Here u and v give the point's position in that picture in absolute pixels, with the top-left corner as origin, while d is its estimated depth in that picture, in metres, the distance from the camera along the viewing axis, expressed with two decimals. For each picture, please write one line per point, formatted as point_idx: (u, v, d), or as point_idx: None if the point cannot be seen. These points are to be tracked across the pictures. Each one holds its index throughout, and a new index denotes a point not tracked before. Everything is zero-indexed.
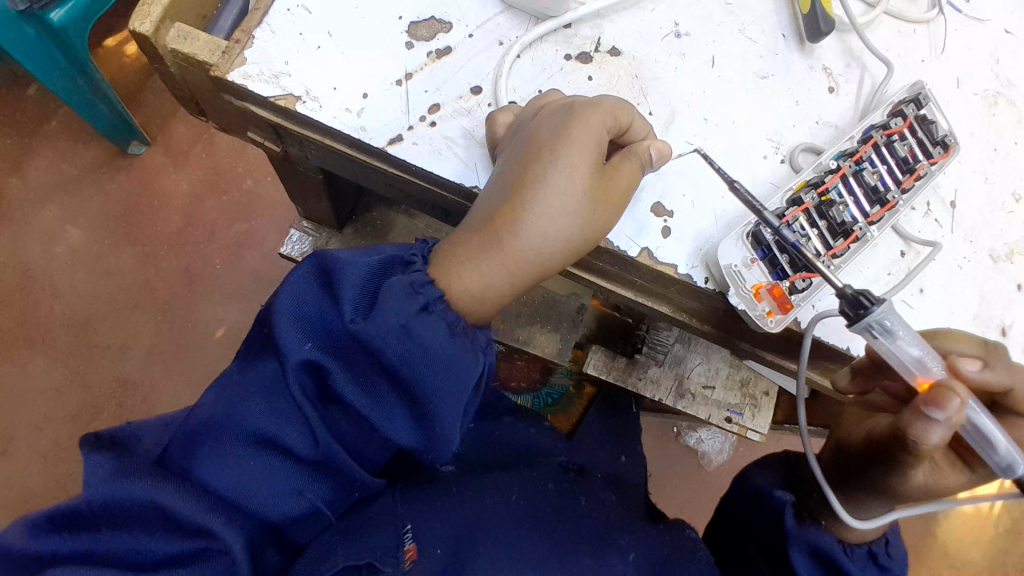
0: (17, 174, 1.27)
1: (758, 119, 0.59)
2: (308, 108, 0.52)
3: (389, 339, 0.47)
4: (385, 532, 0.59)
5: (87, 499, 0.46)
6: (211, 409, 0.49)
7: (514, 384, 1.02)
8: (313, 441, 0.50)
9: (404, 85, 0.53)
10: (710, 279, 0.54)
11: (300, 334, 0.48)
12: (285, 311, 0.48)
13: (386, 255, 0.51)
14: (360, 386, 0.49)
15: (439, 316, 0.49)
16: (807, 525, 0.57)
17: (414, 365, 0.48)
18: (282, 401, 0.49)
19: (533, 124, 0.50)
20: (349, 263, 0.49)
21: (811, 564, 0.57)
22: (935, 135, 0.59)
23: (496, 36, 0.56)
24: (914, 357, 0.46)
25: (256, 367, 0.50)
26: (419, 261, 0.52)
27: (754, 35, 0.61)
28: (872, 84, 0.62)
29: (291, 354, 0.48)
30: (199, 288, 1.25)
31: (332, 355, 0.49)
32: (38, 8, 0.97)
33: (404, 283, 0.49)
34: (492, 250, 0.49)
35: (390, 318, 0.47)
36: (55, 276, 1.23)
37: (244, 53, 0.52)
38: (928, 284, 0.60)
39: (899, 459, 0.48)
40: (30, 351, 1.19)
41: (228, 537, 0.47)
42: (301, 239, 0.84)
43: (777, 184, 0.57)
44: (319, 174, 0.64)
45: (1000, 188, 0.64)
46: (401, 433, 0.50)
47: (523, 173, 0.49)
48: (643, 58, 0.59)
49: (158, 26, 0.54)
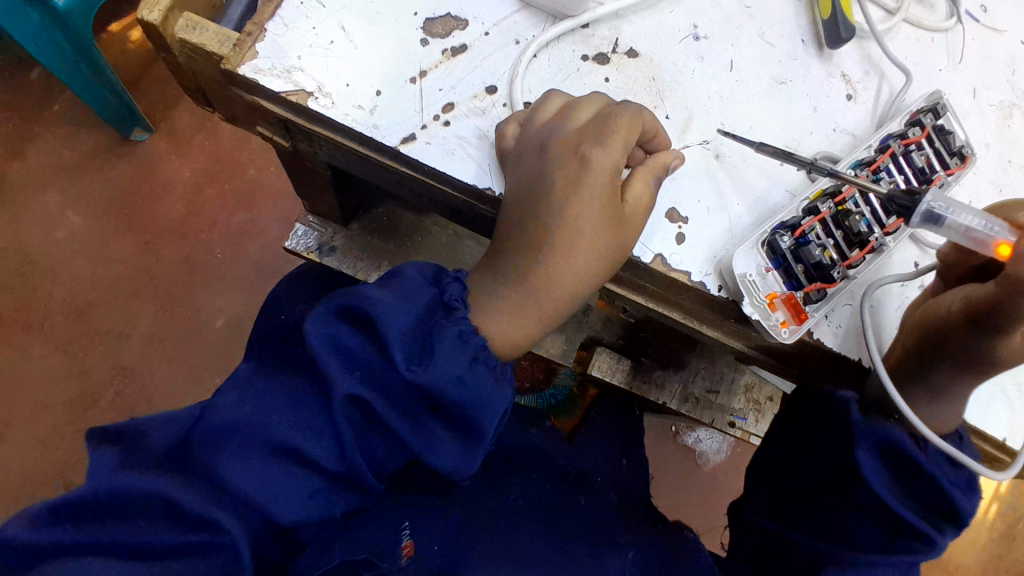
0: (20, 159, 1.25)
1: (777, 125, 0.58)
2: (320, 104, 0.51)
3: (447, 385, 0.48)
4: (383, 531, 0.61)
5: (95, 488, 0.46)
6: (231, 412, 0.49)
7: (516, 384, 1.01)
8: (340, 453, 0.49)
9: (418, 83, 0.52)
10: (724, 288, 0.53)
11: (345, 367, 0.49)
12: (326, 347, 0.49)
13: (428, 297, 0.51)
14: (404, 419, 0.50)
15: (485, 366, 0.51)
16: (874, 419, 0.56)
17: (470, 408, 0.50)
18: (314, 421, 0.49)
19: (546, 148, 0.50)
20: (395, 302, 0.50)
21: (876, 460, 0.56)
22: (952, 145, 0.58)
23: (512, 35, 0.55)
24: (984, 226, 0.50)
25: (289, 383, 0.50)
26: (461, 306, 0.51)
27: (773, 40, 0.60)
28: (890, 92, 0.61)
29: (338, 386, 0.48)
30: (200, 277, 1.24)
31: (376, 391, 0.49)
32: None
33: (454, 333, 0.50)
34: (514, 287, 0.52)
35: (445, 364, 0.49)
36: (56, 262, 1.22)
37: (256, 46, 0.51)
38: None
39: (996, 320, 0.50)
40: (30, 337, 1.18)
41: (232, 529, 0.46)
42: (306, 234, 0.81)
43: (792, 193, 0.56)
44: (327, 169, 0.63)
45: (1015, 200, 0.63)
46: (440, 458, 0.51)
47: (541, 195, 0.50)
48: (661, 60, 0.57)
49: (168, 16, 0.53)
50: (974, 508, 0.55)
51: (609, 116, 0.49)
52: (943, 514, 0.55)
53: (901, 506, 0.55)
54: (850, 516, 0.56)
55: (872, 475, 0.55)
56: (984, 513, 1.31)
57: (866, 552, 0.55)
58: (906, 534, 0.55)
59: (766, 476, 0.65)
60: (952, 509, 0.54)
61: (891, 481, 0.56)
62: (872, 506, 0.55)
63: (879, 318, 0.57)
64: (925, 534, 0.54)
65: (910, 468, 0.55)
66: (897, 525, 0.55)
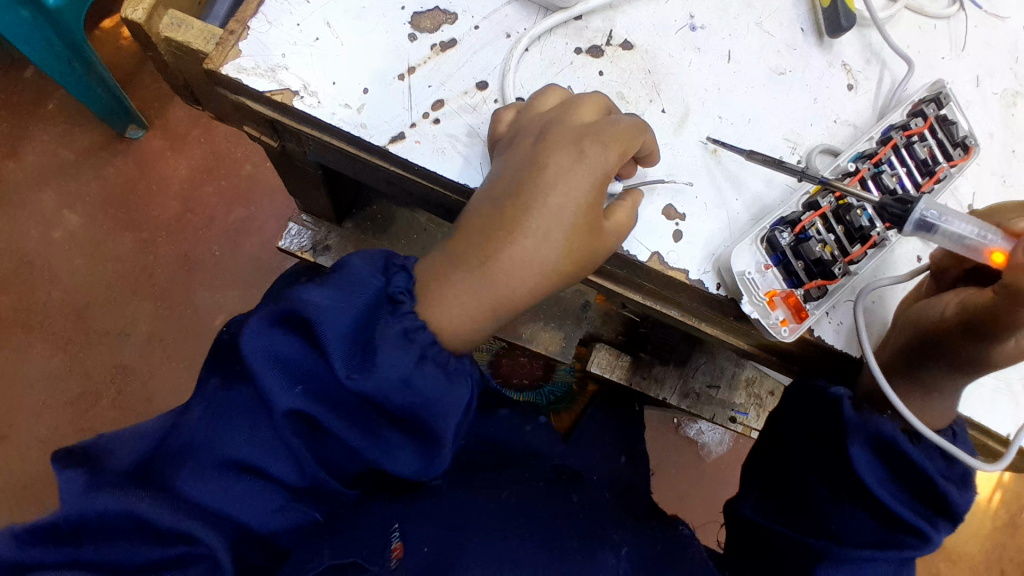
0: (14, 158, 1.24)
1: (776, 117, 0.57)
2: (306, 103, 0.49)
3: (390, 392, 0.46)
4: (373, 533, 0.58)
5: (65, 512, 0.45)
6: (191, 429, 0.48)
7: (515, 380, 1.00)
8: (300, 470, 0.49)
9: (407, 80, 0.51)
10: (722, 285, 0.52)
11: (286, 379, 0.47)
12: (264, 361, 0.47)
13: (369, 294, 0.49)
14: (354, 426, 0.49)
15: (434, 362, 0.48)
16: (866, 412, 0.55)
17: (421, 410, 0.48)
18: (265, 435, 0.48)
19: (535, 145, 0.48)
20: (330, 307, 0.47)
21: (869, 454, 0.54)
22: (955, 136, 0.57)
23: (503, 28, 0.54)
24: (976, 233, 0.48)
25: (237, 394, 0.49)
26: (406, 299, 0.49)
27: (771, 29, 0.59)
28: (892, 81, 0.60)
29: (279, 401, 0.47)
30: (197, 274, 1.23)
31: (320, 402, 0.48)
32: None
33: (396, 330, 0.48)
34: (479, 286, 0.48)
35: (387, 369, 0.46)
36: (53, 261, 1.21)
37: (239, 44, 0.50)
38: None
39: (988, 329, 0.48)
40: (28, 337, 1.17)
41: (209, 540, 0.46)
42: (300, 233, 0.80)
43: (792, 187, 0.54)
44: (317, 168, 0.62)
45: (1018, 191, 0.62)
46: (401, 465, 0.50)
47: (531, 193, 0.47)
48: (657, 51, 0.56)
49: (151, 13, 0.51)
50: (969, 502, 0.54)
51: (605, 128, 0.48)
52: (937, 508, 0.54)
53: (892, 500, 0.54)
54: (843, 511, 0.55)
55: (864, 470, 0.54)
56: (987, 502, 1.30)
57: (855, 546, 0.54)
58: (898, 528, 0.54)
59: (761, 469, 0.64)
60: (945, 503, 0.53)
61: (884, 475, 0.54)
62: (864, 501, 0.54)
63: (874, 313, 0.57)
64: (918, 528, 0.53)
65: (903, 462, 0.54)
66: (890, 519, 0.54)
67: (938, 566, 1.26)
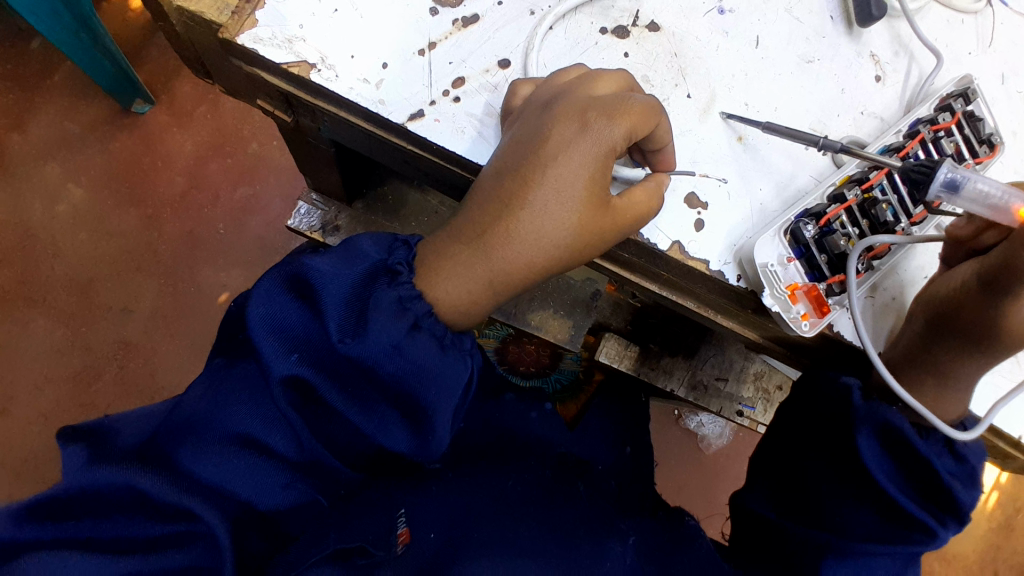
0: (19, 130, 1.23)
1: (802, 105, 0.55)
2: (323, 77, 0.47)
3: (380, 357, 0.47)
4: (380, 516, 0.58)
5: (66, 485, 0.45)
6: (196, 404, 0.49)
7: (522, 368, 0.98)
8: (297, 443, 0.49)
9: (427, 55, 0.48)
10: (743, 277, 0.51)
11: (284, 346, 0.47)
12: (264, 328, 0.47)
13: (369, 263, 0.49)
14: (347, 398, 0.48)
15: (427, 332, 0.50)
16: (873, 401, 0.54)
17: (414, 377, 0.48)
18: (265, 406, 0.48)
19: (551, 113, 0.45)
20: (330, 276, 0.48)
21: (876, 447, 0.54)
22: (982, 133, 0.56)
23: (527, 5, 0.50)
24: (1002, 194, 0.46)
25: (237, 367, 0.50)
26: (404, 270, 0.51)
27: (801, 16, 0.57)
28: (919, 75, 0.59)
29: (275, 368, 0.46)
30: (202, 252, 1.22)
31: (317, 370, 0.48)
32: None
33: (391, 299, 0.49)
34: (485, 266, 0.48)
35: (381, 337, 0.47)
36: (58, 236, 1.20)
37: (255, 14, 0.47)
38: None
39: (1006, 282, 0.46)
40: (32, 311, 1.17)
41: (207, 517, 0.46)
42: (310, 212, 0.79)
43: (817, 178, 0.53)
44: (330, 147, 0.60)
45: None
46: (394, 442, 0.50)
47: (546, 175, 0.46)
48: (684, 35, 0.53)
49: None
50: (975, 501, 0.53)
51: (625, 99, 0.45)
52: (943, 506, 0.53)
53: (899, 494, 0.53)
54: (847, 503, 0.54)
55: (871, 461, 0.53)
56: (983, 503, 1.30)
57: (857, 541, 0.53)
58: (903, 522, 0.53)
59: (767, 462, 0.63)
60: (950, 500, 0.52)
61: (891, 467, 0.54)
62: (869, 494, 0.54)
63: (895, 304, 0.56)
64: (928, 528, 0.52)
65: (912, 459, 0.53)
66: (895, 515, 0.53)
67: (932, 566, 1.27)
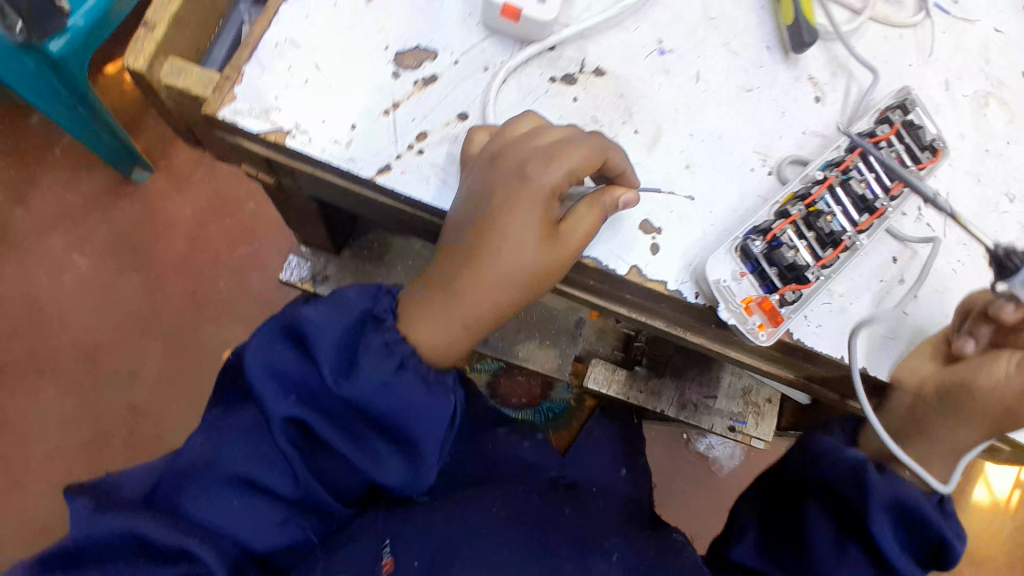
0: (24, 206, 1.29)
1: (744, 132, 0.59)
2: (298, 142, 0.50)
3: (373, 396, 0.51)
4: (364, 551, 0.58)
5: (74, 536, 0.48)
6: (196, 452, 0.52)
7: (513, 401, 1.01)
8: (294, 481, 0.52)
9: (391, 114, 0.51)
10: (701, 294, 0.54)
11: (283, 389, 0.51)
12: (263, 373, 0.51)
13: (356, 310, 0.52)
14: (343, 435, 0.52)
15: (412, 371, 0.53)
16: (888, 475, 0.61)
17: (403, 415, 0.52)
18: (264, 449, 0.52)
19: (495, 163, 0.49)
20: (320, 324, 0.51)
21: (887, 515, 0.61)
22: (923, 140, 0.61)
23: (481, 62, 0.54)
24: None
25: (233, 416, 0.53)
26: (390, 318, 0.53)
27: (737, 49, 0.62)
28: (859, 91, 0.64)
29: (275, 410, 0.50)
30: (206, 310, 1.27)
31: (314, 410, 0.51)
32: (37, 40, 0.97)
33: (378, 343, 0.52)
34: (455, 305, 0.52)
35: (372, 377, 0.51)
36: (65, 305, 1.25)
37: (234, 89, 0.50)
38: (936, 282, 0.61)
39: None
40: (42, 380, 1.20)
41: (206, 558, 0.48)
42: (300, 264, 0.84)
43: (764, 197, 0.58)
44: (312, 203, 0.65)
45: (993, 188, 0.66)
46: (388, 474, 0.54)
47: (502, 215, 0.49)
48: (629, 77, 0.58)
49: (151, 62, 0.59)
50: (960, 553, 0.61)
51: (568, 141, 0.48)
52: (928, 556, 0.61)
53: (899, 554, 0.60)
54: (851, 558, 0.62)
55: (882, 529, 0.60)
56: (1005, 503, 1.29)
57: None
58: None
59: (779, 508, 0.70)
60: (937, 552, 0.61)
61: (895, 529, 0.61)
62: (871, 551, 0.61)
63: (854, 309, 0.58)
64: None
65: (914, 524, 0.61)
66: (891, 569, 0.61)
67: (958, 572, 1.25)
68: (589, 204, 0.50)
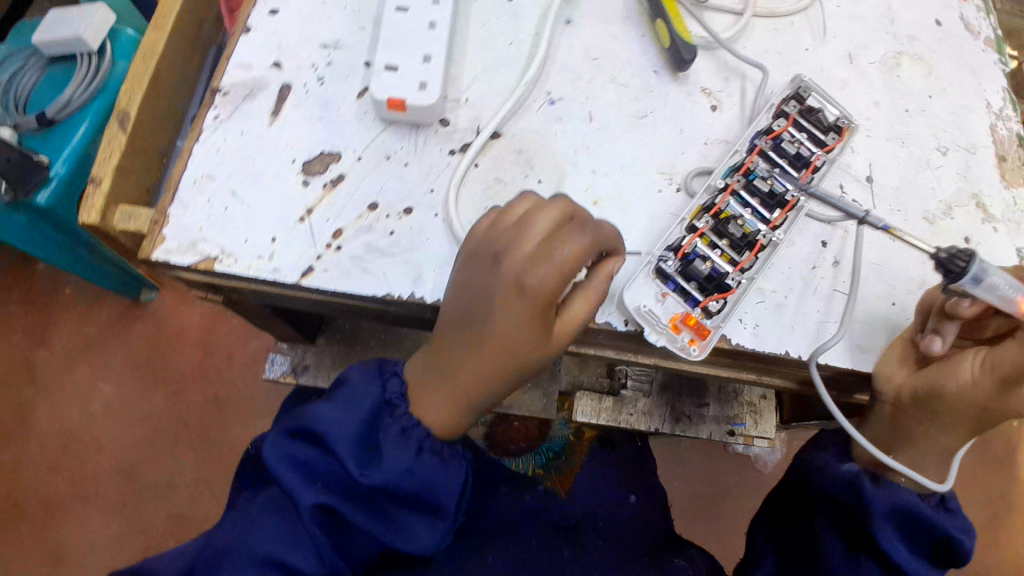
0: (46, 347, 1.37)
1: (647, 157, 0.62)
2: (226, 265, 0.54)
3: (398, 479, 0.54)
4: None
5: None
6: (229, 534, 0.57)
7: (513, 446, 1.02)
8: (319, 561, 0.55)
9: (307, 221, 0.55)
10: (629, 320, 0.56)
11: (308, 479, 0.55)
12: (288, 467, 0.54)
13: (371, 400, 0.56)
14: (369, 514, 0.56)
15: (429, 452, 0.57)
16: (885, 483, 0.60)
17: (425, 492, 0.56)
18: (290, 527, 0.55)
19: (496, 259, 0.51)
20: (337, 420, 0.55)
21: (890, 519, 0.60)
22: (824, 122, 0.63)
23: (383, 151, 0.58)
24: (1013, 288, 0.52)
25: (258, 498, 0.57)
26: (401, 402, 0.58)
27: (625, 81, 0.65)
28: (753, 89, 0.66)
29: (304, 500, 0.54)
30: (229, 411, 1.33)
31: (340, 496, 0.55)
32: (24, 197, 0.98)
33: (396, 430, 0.56)
34: (454, 387, 0.55)
35: (395, 464, 0.54)
36: (98, 432, 1.31)
37: (163, 232, 0.54)
38: (875, 255, 0.61)
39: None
40: (89, 508, 1.26)
41: None
42: (280, 359, 0.87)
43: (676, 214, 0.60)
44: (265, 308, 0.69)
45: (921, 147, 0.66)
46: (416, 544, 0.58)
47: (510, 305, 0.50)
48: (526, 133, 0.61)
49: (104, 214, 0.64)
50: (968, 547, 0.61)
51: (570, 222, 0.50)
52: (936, 553, 0.61)
53: (907, 557, 0.59)
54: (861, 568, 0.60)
55: (887, 535, 0.59)
56: None
57: None
58: None
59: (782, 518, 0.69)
60: (944, 546, 0.60)
61: (901, 532, 0.60)
62: (880, 557, 0.60)
63: (787, 302, 0.59)
64: None
65: (919, 526, 0.60)
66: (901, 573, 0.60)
67: None
68: (582, 292, 0.53)
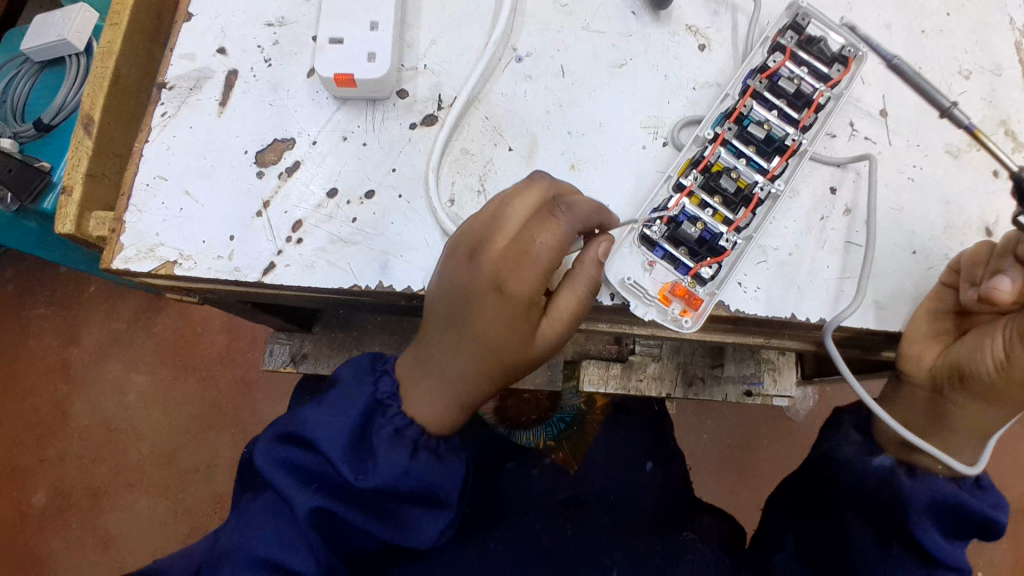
0: (76, 344, 1.39)
1: (628, 110, 0.56)
2: (185, 269, 0.52)
3: (394, 481, 0.52)
4: None
5: None
6: (234, 536, 0.54)
7: (523, 419, 0.93)
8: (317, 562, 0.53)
9: (264, 215, 0.53)
10: (615, 293, 0.53)
11: (302, 482, 0.52)
12: (281, 470, 0.52)
13: (362, 400, 0.54)
14: (368, 515, 0.53)
15: (424, 451, 0.55)
16: (920, 474, 0.55)
17: (425, 492, 0.54)
18: (288, 531, 0.53)
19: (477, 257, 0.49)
20: (328, 422, 0.52)
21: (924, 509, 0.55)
22: (828, 52, 0.55)
23: (339, 132, 0.55)
24: None
25: (259, 497, 0.55)
26: (393, 401, 0.55)
27: (600, 27, 0.58)
28: (746, 21, 0.59)
29: (299, 504, 0.51)
30: (257, 394, 1.35)
31: (336, 499, 0.53)
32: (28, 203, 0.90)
33: (389, 432, 0.54)
34: (444, 379, 0.54)
35: (389, 465, 0.52)
36: (134, 422, 1.34)
37: (120, 241, 0.52)
38: (888, 201, 0.56)
39: None
40: (133, 494, 1.30)
41: None
42: (279, 350, 0.85)
43: (663, 171, 0.55)
44: (243, 304, 0.67)
45: (939, 71, 0.59)
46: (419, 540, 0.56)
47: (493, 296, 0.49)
48: (493, 97, 0.56)
49: (78, 222, 0.62)
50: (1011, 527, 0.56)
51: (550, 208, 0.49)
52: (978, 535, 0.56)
53: (943, 544, 0.55)
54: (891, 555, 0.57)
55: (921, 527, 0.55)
56: None
57: None
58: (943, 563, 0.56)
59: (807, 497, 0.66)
60: (989, 531, 0.55)
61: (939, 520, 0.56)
62: (912, 544, 0.56)
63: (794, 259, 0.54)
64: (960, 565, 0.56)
65: (958, 513, 0.55)
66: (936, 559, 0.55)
67: None
68: (572, 279, 0.50)
